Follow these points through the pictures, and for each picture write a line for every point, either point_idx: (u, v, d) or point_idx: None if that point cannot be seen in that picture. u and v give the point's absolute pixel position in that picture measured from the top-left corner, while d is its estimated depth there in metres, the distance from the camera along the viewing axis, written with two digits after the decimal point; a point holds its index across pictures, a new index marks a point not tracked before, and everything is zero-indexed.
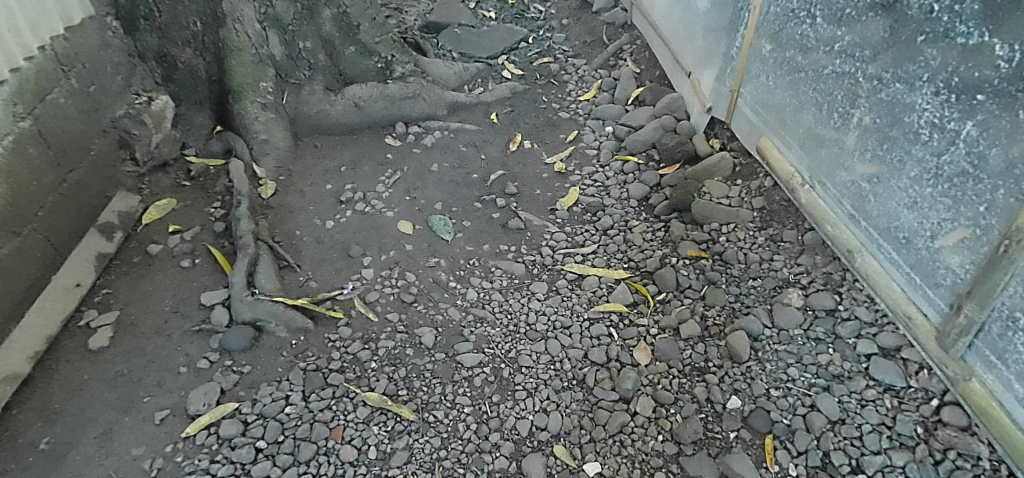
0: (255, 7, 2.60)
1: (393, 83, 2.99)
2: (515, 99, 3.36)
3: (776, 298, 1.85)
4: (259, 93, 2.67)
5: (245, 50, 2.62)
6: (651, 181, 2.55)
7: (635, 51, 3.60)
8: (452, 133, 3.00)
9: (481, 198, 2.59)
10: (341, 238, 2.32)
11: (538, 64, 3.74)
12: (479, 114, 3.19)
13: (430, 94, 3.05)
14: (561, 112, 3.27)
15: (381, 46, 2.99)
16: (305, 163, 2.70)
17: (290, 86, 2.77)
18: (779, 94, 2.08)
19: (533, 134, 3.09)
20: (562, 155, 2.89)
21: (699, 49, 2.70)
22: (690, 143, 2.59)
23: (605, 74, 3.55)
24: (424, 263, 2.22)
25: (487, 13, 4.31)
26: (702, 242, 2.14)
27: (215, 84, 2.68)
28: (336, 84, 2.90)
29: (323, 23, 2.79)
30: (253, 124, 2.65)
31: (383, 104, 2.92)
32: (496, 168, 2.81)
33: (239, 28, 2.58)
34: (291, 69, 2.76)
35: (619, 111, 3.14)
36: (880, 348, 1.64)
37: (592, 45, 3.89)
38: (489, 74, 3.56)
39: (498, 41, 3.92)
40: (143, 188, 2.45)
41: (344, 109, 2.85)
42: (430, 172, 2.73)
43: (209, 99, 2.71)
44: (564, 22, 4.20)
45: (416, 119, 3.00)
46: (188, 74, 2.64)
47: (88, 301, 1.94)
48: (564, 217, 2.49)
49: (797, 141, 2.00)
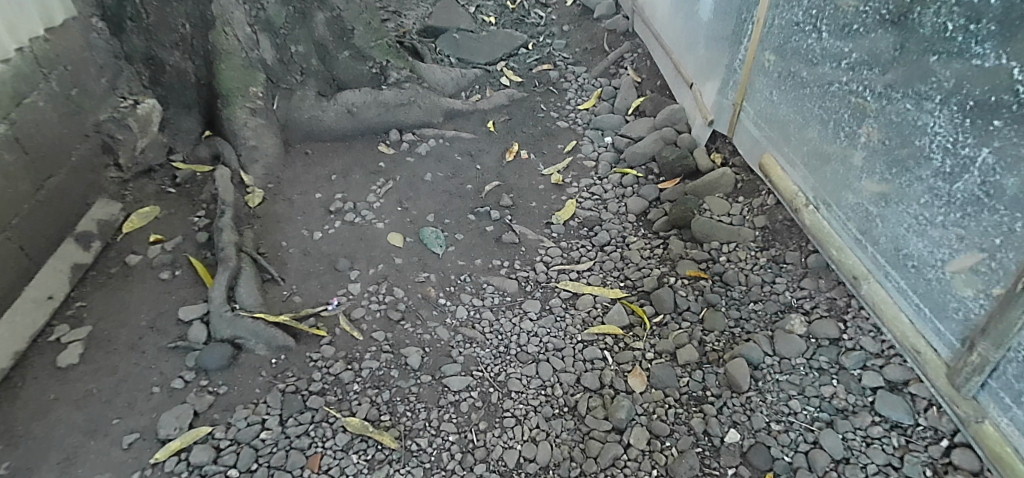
0: (246, 11, 2.53)
1: (387, 89, 2.92)
2: (513, 107, 3.29)
3: (777, 324, 1.77)
4: (249, 98, 2.60)
5: (235, 54, 2.55)
6: (650, 195, 2.48)
7: (636, 59, 3.54)
8: (447, 142, 2.93)
9: (475, 210, 2.52)
10: (329, 251, 2.24)
11: (537, 71, 3.67)
12: (476, 122, 3.12)
13: (425, 101, 2.98)
14: (560, 121, 3.19)
15: (375, 51, 2.93)
16: (295, 170, 2.63)
17: (281, 91, 2.70)
18: (783, 110, 2.00)
19: (530, 144, 3.01)
20: (560, 166, 2.82)
21: (701, 59, 2.62)
22: (691, 157, 2.50)
23: (606, 82, 3.48)
24: (414, 278, 2.15)
25: (487, 18, 4.24)
26: (702, 262, 2.06)
27: (204, 88, 2.60)
28: (328, 90, 2.83)
29: (316, 27, 2.72)
30: (242, 130, 2.58)
31: (377, 111, 2.85)
32: (492, 179, 2.74)
33: (229, 32, 2.51)
34: (282, 75, 2.69)
35: (619, 121, 3.06)
36: (886, 381, 1.56)
37: (593, 53, 3.83)
38: (486, 80, 3.49)
39: (497, 46, 3.85)
40: (126, 194, 2.37)
41: (336, 115, 2.77)
42: (423, 183, 2.66)
43: (198, 103, 2.62)
44: (565, 28, 4.13)
45: (411, 127, 2.94)
46: (176, 77, 2.56)
47: (60, 314, 1.87)
48: (559, 232, 2.41)
49: (801, 159, 1.92)
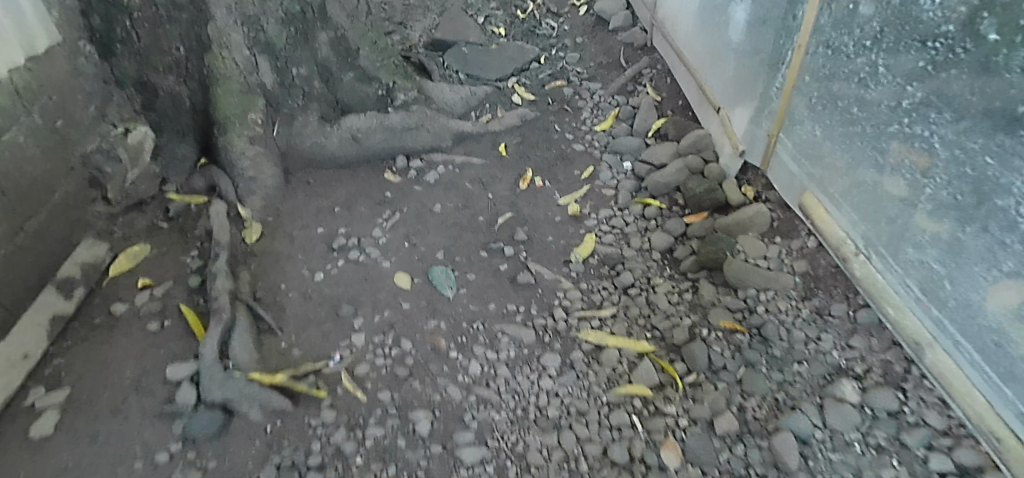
0: (245, 33, 2.34)
1: (394, 112, 2.77)
2: (526, 128, 3.12)
3: (826, 390, 1.60)
4: (248, 125, 2.45)
5: (234, 78, 2.38)
6: (676, 230, 2.30)
7: (655, 77, 3.36)
8: (456, 168, 2.77)
9: (487, 245, 2.35)
10: (331, 294, 2.08)
11: (550, 88, 3.50)
12: (487, 145, 2.96)
13: (434, 124, 2.82)
14: (575, 144, 3.01)
15: (382, 72, 2.77)
16: (296, 202, 2.48)
17: (282, 116, 2.55)
18: (828, 146, 1.85)
19: (545, 169, 2.84)
20: (577, 195, 2.65)
21: (729, 82, 2.45)
22: (720, 190, 2.30)
23: (623, 101, 3.30)
24: (422, 326, 1.99)
25: (497, 29, 4.06)
26: (737, 311, 1.89)
27: (200, 114, 2.45)
28: (331, 114, 2.68)
29: (319, 48, 2.56)
30: (239, 160, 2.43)
31: (382, 136, 2.71)
32: (505, 210, 2.57)
33: (226, 54, 2.34)
34: (283, 99, 2.54)
35: (639, 144, 2.89)
36: (958, 466, 1.41)
37: (609, 67, 3.65)
38: (497, 98, 3.32)
39: (508, 61, 3.68)
40: (115, 231, 2.22)
41: (339, 141, 2.64)
42: (432, 215, 2.50)
43: (193, 128, 2.47)
44: (579, 40, 3.95)
45: (419, 152, 2.78)
46: (170, 101, 2.40)
47: (38, 374, 1.72)
48: (579, 271, 2.24)
49: (850, 202, 1.76)
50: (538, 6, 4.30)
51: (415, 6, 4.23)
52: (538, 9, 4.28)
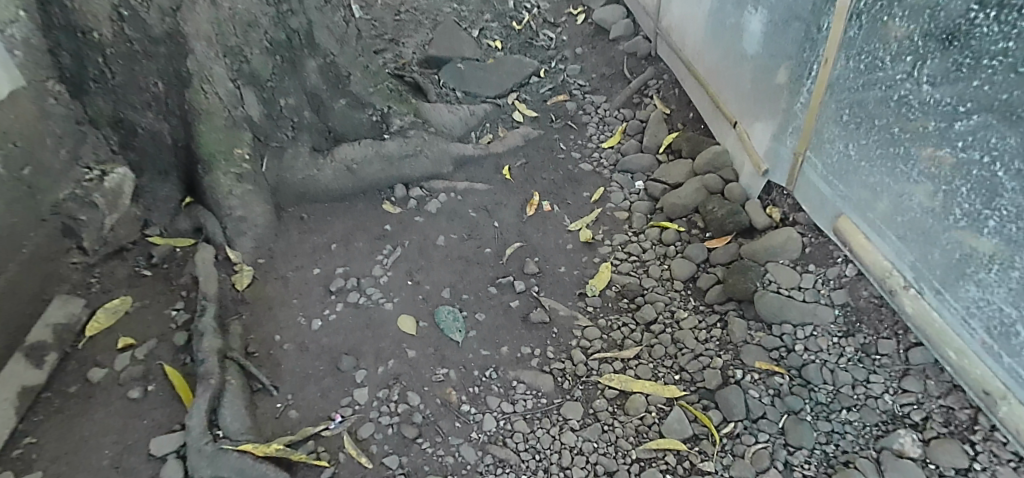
0: (227, 66, 2.22)
1: (390, 139, 2.63)
2: (529, 148, 2.97)
3: (883, 442, 1.49)
4: (235, 162, 2.30)
5: (218, 113, 2.25)
6: (698, 257, 2.14)
7: (662, 87, 3.19)
8: (459, 195, 2.62)
9: (496, 281, 2.20)
10: (330, 345, 1.92)
11: (552, 103, 3.35)
12: (489, 169, 2.81)
13: (433, 149, 2.69)
14: (583, 164, 2.86)
15: (376, 97, 2.63)
16: (290, 241, 2.33)
17: (272, 150, 2.41)
18: (865, 169, 1.70)
19: (552, 192, 2.69)
20: (588, 220, 2.49)
21: (744, 95, 2.29)
22: (743, 212, 2.16)
23: (630, 115, 3.15)
24: (430, 377, 1.82)
25: (493, 42, 3.91)
26: (773, 350, 1.74)
27: (183, 150, 2.30)
28: (324, 144, 2.54)
29: (308, 76, 2.43)
30: (226, 199, 2.28)
31: (379, 165, 2.56)
32: (513, 239, 2.41)
33: (208, 89, 2.21)
34: (271, 131, 2.40)
35: (650, 161, 2.74)
36: None
37: (612, 79, 3.50)
38: (497, 117, 3.17)
39: (506, 76, 3.53)
40: (93, 282, 2.10)
41: (334, 174, 2.49)
42: (436, 248, 2.35)
43: (176, 167, 2.33)
44: (578, 50, 3.80)
45: (418, 180, 2.64)
46: (150, 140, 2.26)
47: (6, 456, 1.58)
48: (596, 306, 2.09)
49: (893, 231, 1.62)
50: (534, 16, 4.16)
51: (407, 21, 4.08)
52: (534, 19, 4.13)
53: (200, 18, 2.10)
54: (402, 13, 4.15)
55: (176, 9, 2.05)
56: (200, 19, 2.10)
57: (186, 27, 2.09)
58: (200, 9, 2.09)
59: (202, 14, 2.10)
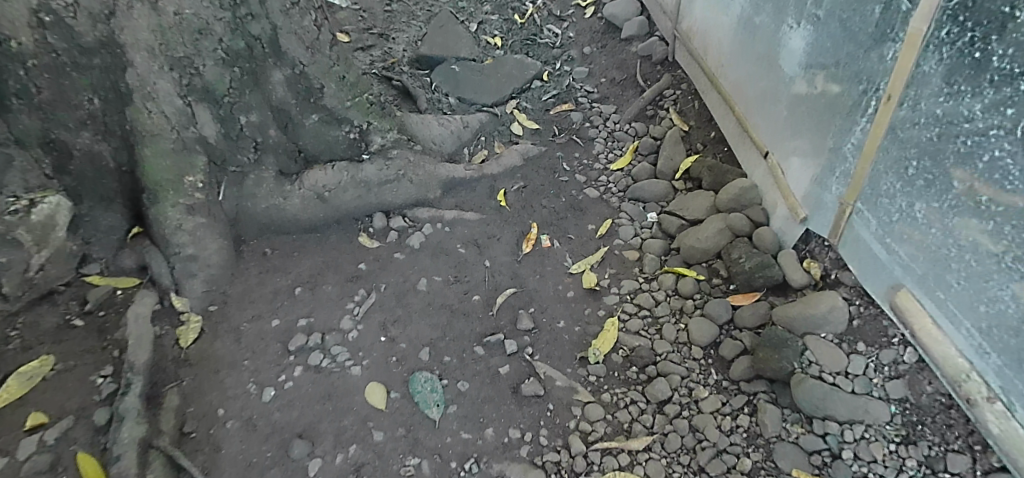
0: (175, 80, 1.89)
1: (369, 160, 2.31)
2: (528, 168, 2.64)
3: None
4: (185, 192, 1.98)
5: (164, 135, 1.93)
6: (721, 317, 1.81)
7: (679, 98, 2.84)
8: (446, 227, 2.32)
9: (484, 338, 1.88)
10: (283, 423, 1.64)
11: (556, 113, 3.02)
12: (482, 194, 2.50)
13: (419, 172, 2.38)
14: (588, 189, 2.53)
15: (353, 112, 2.28)
16: (248, 283, 2.01)
17: (230, 175, 2.10)
18: (936, 238, 1.38)
19: (552, 223, 2.37)
20: (593, 260, 2.17)
21: (781, 120, 1.95)
22: (777, 265, 1.82)
23: (643, 129, 2.80)
24: (398, 470, 1.56)
25: (491, 38, 3.56)
26: (814, 452, 1.47)
27: (127, 175, 1.99)
28: (293, 167, 2.23)
29: (273, 88, 2.09)
30: (175, 235, 1.95)
31: (355, 193, 2.25)
32: (505, 283, 2.10)
33: (152, 108, 1.89)
34: (230, 154, 2.08)
35: (666, 189, 2.41)
36: None
37: (624, 85, 3.14)
38: (492, 129, 2.86)
39: (505, 79, 3.18)
40: (13, 336, 1.77)
41: (302, 202, 2.17)
42: (416, 294, 2.04)
43: (120, 193, 2.02)
44: (585, 50, 3.45)
45: (400, 209, 2.34)
46: (88, 163, 1.93)
47: None
48: (599, 375, 1.77)
49: (976, 324, 1.31)
50: (538, 8, 3.79)
51: (398, 13, 3.74)
52: (538, 12, 3.76)
53: (138, 27, 1.77)
54: (393, 2, 3.80)
55: (110, 15, 1.73)
56: (140, 28, 1.77)
57: (122, 36, 1.76)
58: (138, 14, 1.76)
59: (142, 21, 1.77)
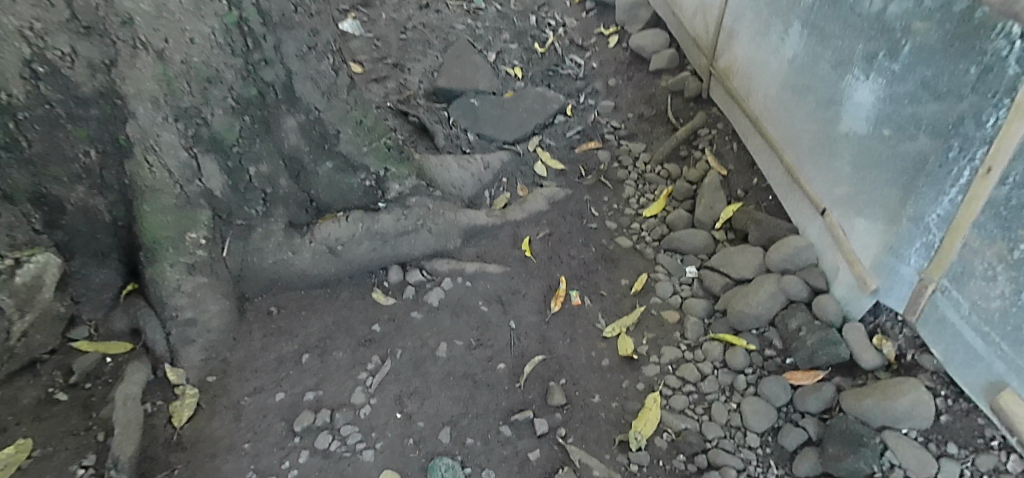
0: (180, 131, 1.76)
1: (386, 209, 2.17)
2: (555, 213, 2.45)
3: None
4: (185, 250, 1.83)
5: (167, 190, 1.80)
6: (778, 400, 1.64)
7: (715, 138, 2.65)
8: (468, 281, 2.13)
9: (511, 416, 1.70)
10: None
11: (581, 152, 2.83)
12: (506, 242, 2.31)
13: (437, 221, 2.21)
14: (620, 238, 2.34)
15: (369, 158, 2.15)
16: (251, 349, 1.85)
17: (236, 229, 1.95)
18: None
19: (582, 277, 2.18)
20: (627, 323, 1.97)
21: (842, 177, 1.80)
22: (844, 344, 1.66)
23: (677, 173, 2.61)
24: None
25: (511, 69, 3.39)
26: None
27: (124, 230, 1.86)
28: (304, 217, 2.09)
29: (285, 136, 1.97)
30: (174, 297, 1.81)
31: (369, 245, 2.09)
32: (532, 348, 1.91)
33: (154, 162, 1.76)
34: (236, 206, 1.94)
35: (707, 240, 2.21)
36: None
37: (654, 122, 2.96)
38: (515, 169, 2.68)
39: (527, 114, 3.00)
40: None
41: (313, 257, 2.02)
42: (434, 362, 1.85)
43: (115, 248, 1.88)
44: (611, 82, 3.28)
45: (417, 261, 2.17)
46: (82, 217, 1.78)
47: None
48: (643, 466, 1.58)
49: None
50: (559, 37, 3.64)
51: (413, 41, 3.60)
52: (559, 41, 3.60)
53: (142, 76, 1.64)
54: (408, 30, 3.67)
55: (111, 64, 1.61)
56: (143, 78, 1.64)
57: (124, 86, 1.64)
58: (141, 64, 1.63)
59: (146, 70, 1.64)
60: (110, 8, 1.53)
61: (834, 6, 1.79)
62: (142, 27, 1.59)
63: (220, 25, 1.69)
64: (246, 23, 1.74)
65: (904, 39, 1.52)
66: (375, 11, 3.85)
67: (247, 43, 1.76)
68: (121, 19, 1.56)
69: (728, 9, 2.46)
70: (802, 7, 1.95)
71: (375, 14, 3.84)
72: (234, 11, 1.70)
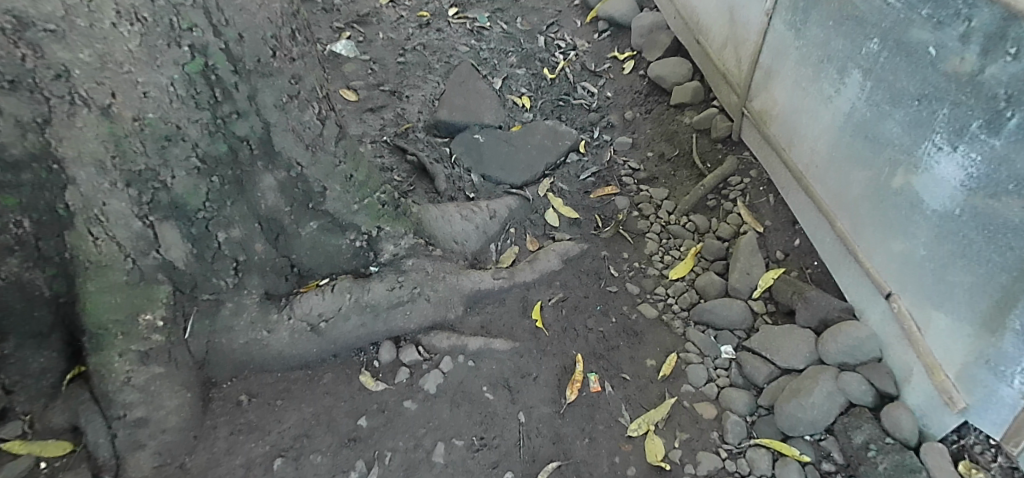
0: (132, 198, 1.46)
1: (377, 276, 1.88)
2: (569, 273, 2.13)
3: None
4: (138, 335, 1.57)
5: (115, 267, 1.52)
6: None
7: (748, 188, 2.36)
8: (471, 360, 1.83)
9: None
10: None
11: (596, 198, 2.53)
12: (514, 309, 2.00)
13: (437, 288, 1.92)
14: (645, 306, 2.03)
15: (361, 217, 1.85)
16: (214, 452, 1.60)
17: (202, 305, 1.67)
18: None
19: (601, 356, 1.87)
20: (655, 418, 1.70)
21: (912, 260, 1.52)
22: (926, 472, 1.46)
23: (705, 225, 2.31)
24: None
25: (519, 98, 3.10)
26: None
27: (66, 306, 1.58)
28: (281, 287, 1.80)
29: (261, 196, 1.66)
30: (122, 393, 1.55)
31: (358, 320, 1.80)
32: (544, 450, 1.64)
33: (98, 233, 1.48)
34: (202, 279, 1.65)
35: (745, 313, 1.92)
36: None
37: (677, 164, 2.68)
38: (524, 217, 2.39)
39: (538, 151, 2.69)
40: None
41: (292, 336, 1.74)
42: (429, 471, 1.59)
43: (59, 326, 1.60)
44: (628, 115, 3.00)
45: (414, 335, 1.89)
46: (18, 293, 1.51)
47: None
48: None
49: None
50: (570, 62, 3.35)
51: (413, 65, 3.32)
52: (570, 67, 3.32)
53: (84, 136, 1.36)
54: (407, 53, 3.40)
55: (46, 123, 1.33)
56: (85, 138, 1.36)
57: (61, 148, 1.36)
58: (83, 121, 1.34)
59: (88, 129, 1.35)
60: (40, 59, 1.25)
61: (908, 57, 1.51)
62: (82, 80, 1.30)
63: (181, 74, 1.38)
64: (213, 72, 1.42)
65: (1010, 110, 1.24)
66: (372, 30, 3.59)
67: (215, 94, 1.45)
68: (55, 71, 1.27)
69: (767, 44, 2.17)
70: (863, 53, 1.66)
71: (371, 33, 3.57)
72: (199, 58, 1.38)
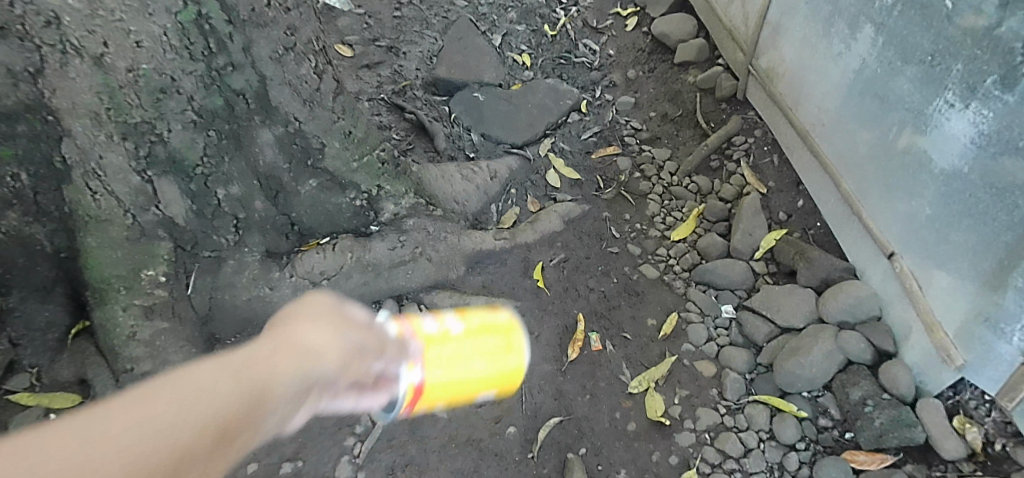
0: (129, 152, 1.44)
1: (378, 235, 1.88)
2: (570, 234, 2.12)
3: None
4: (141, 290, 1.57)
5: (115, 221, 1.51)
6: None
7: (752, 148, 2.34)
8: None
9: None
10: None
11: (598, 158, 2.51)
12: (515, 269, 2.00)
13: (439, 247, 1.92)
14: (646, 266, 2.04)
15: (361, 175, 1.84)
16: None
17: (203, 262, 1.66)
18: None
19: (602, 315, 1.89)
20: (655, 376, 1.72)
21: (918, 219, 1.53)
22: (921, 428, 1.49)
23: (707, 186, 2.30)
24: None
25: (519, 55, 3.05)
26: None
27: (69, 261, 1.58)
28: (283, 245, 1.80)
29: (260, 152, 1.65)
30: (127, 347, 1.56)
31: (360, 278, 1.81)
32: (546, 405, 1.66)
33: (96, 187, 1.46)
34: (202, 236, 1.63)
35: (747, 273, 1.93)
36: None
37: (680, 124, 2.65)
38: (525, 177, 2.37)
39: (539, 111, 2.65)
40: None
41: (294, 293, 1.74)
42: (433, 425, 1.60)
43: (60, 281, 1.60)
44: (630, 73, 2.95)
45: (416, 293, 1.89)
46: (18, 248, 1.52)
47: None
48: None
49: None
50: (571, 19, 3.27)
51: (410, 20, 3.23)
52: (572, 23, 3.25)
53: (78, 87, 1.33)
54: (404, 6, 3.28)
55: (38, 73, 1.30)
56: (79, 90, 1.33)
57: (54, 100, 1.33)
58: (75, 72, 1.32)
59: (82, 80, 1.33)
60: (29, 5, 1.22)
61: (922, 12, 1.48)
62: (72, 28, 1.28)
63: (174, 23, 1.35)
64: (207, 21, 1.40)
65: None
66: None
67: (209, 45, 1.42)
68: (44, 18, 1.24)
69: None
70: (876, 8, 1.64)
71: None
72: (191, 6, 1.36)
